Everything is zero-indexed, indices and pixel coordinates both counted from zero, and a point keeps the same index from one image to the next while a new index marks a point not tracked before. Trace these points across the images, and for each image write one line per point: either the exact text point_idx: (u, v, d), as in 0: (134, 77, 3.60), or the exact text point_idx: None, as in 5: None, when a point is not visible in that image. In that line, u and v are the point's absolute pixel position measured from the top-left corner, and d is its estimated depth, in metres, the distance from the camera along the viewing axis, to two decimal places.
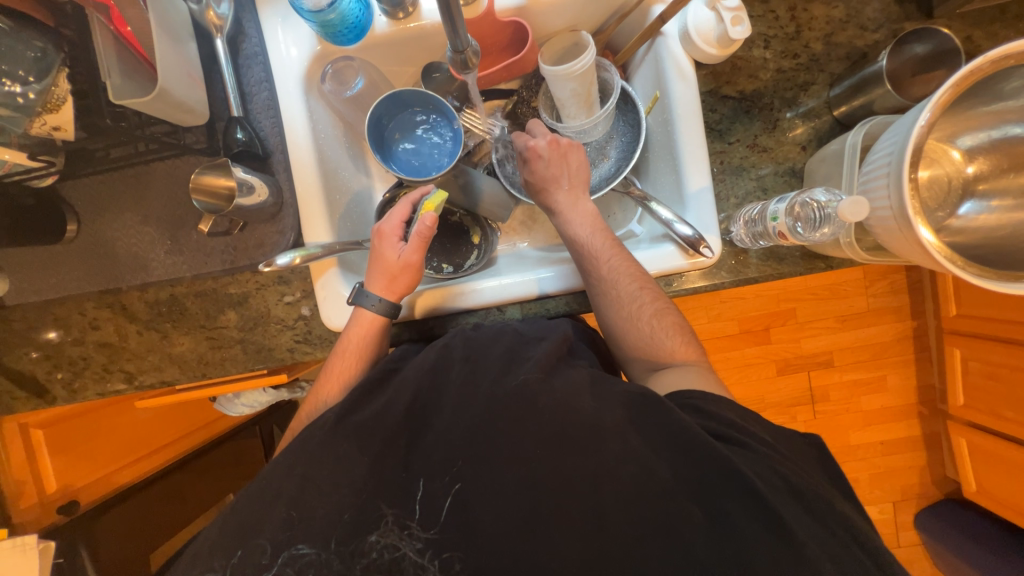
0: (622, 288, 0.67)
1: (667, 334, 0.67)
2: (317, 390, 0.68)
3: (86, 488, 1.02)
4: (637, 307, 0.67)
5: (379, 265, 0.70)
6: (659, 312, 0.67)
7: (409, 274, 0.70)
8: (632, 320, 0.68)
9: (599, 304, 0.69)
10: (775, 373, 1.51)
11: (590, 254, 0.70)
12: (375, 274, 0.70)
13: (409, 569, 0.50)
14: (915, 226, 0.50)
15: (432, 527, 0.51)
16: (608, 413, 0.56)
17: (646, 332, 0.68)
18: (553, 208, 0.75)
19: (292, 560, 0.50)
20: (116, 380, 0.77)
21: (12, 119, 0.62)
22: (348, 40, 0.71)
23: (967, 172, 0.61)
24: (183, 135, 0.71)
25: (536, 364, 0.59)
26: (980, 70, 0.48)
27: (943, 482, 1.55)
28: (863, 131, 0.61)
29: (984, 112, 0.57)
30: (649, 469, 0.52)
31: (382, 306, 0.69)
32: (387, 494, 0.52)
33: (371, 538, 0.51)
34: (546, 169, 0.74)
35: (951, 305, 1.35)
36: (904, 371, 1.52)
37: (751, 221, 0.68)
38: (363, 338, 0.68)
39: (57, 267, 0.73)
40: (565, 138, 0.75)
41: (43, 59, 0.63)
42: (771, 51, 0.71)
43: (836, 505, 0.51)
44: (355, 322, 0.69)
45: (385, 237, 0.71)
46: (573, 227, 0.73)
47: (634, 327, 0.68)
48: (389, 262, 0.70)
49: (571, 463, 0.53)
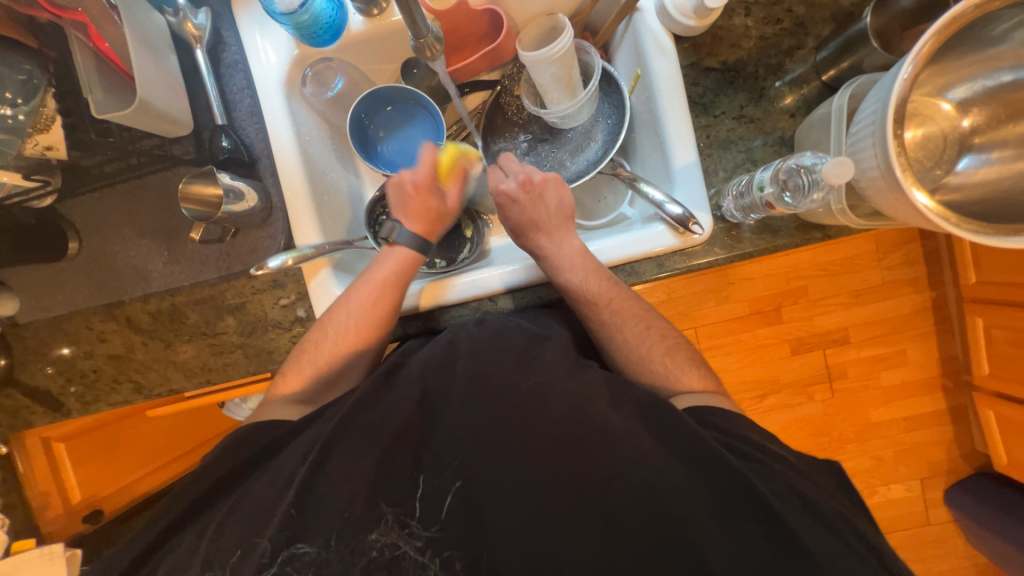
0: (627, 331, 0.68)
1: (682, 370, 0.65)
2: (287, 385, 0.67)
3: (108, 499, 1.08)
4: (647, 348, 0.67)
5: (416, 215, 0.76)
6: (671, 348, 0.67)
7: (449, 221, 0.80)
8: (644, 362, 0.67)
9: (609, 349, 0.70)
10: (789, 352, 1.48)
11: (588, 300, 0.68)
12: (410, 219, 0.76)
13: (409, 569, 0.49)
14: (905, 187, 0.48)
15: (432, 526, 0.51)
16: (621, 417, 0.56)
17: (660, 371, 0.66)
18: (540, 254, 0.72)
19: (292, 560, 0.48)
20: (126, 391, 0.79)
21: (7, 141, 0.66)
22: (324, 41, 0.71)
23: (962, 126, 0.58)
24: (171, 147, 0.73)
25: (546, 366, 0.60)
26: (964, 15, 0.46)
27: (972, 456, 1.49)
28: (848, 93, 0.59)
29: (975, 63, 0.55)
30: (659, 473, 0.51)
31: (417, 243, 0.74)
32: (387, 492, 0.52)
33: (371, 537, 0.50)
34: (524, 219, 0.74)
35: (970, 272, 1.30)
36: (924, 343, 1.47)
37: (740, 194, 0.66)
38: (337, 356, 0.68)
39: (65, 284, 0.76)
40: (539, 175, 0.75)
41: (30, 81, 0.67)
42: (752, 18, 0.69)
43: (851, 518, 0.50)
44: (333, 342, 0.68)
45: (423, 195, 0.76)
46: (563, 273, 0.70)
47: (647, 367, 0.67)
48: (434, 209, 0.77)
49: (573, 458, 0.52)
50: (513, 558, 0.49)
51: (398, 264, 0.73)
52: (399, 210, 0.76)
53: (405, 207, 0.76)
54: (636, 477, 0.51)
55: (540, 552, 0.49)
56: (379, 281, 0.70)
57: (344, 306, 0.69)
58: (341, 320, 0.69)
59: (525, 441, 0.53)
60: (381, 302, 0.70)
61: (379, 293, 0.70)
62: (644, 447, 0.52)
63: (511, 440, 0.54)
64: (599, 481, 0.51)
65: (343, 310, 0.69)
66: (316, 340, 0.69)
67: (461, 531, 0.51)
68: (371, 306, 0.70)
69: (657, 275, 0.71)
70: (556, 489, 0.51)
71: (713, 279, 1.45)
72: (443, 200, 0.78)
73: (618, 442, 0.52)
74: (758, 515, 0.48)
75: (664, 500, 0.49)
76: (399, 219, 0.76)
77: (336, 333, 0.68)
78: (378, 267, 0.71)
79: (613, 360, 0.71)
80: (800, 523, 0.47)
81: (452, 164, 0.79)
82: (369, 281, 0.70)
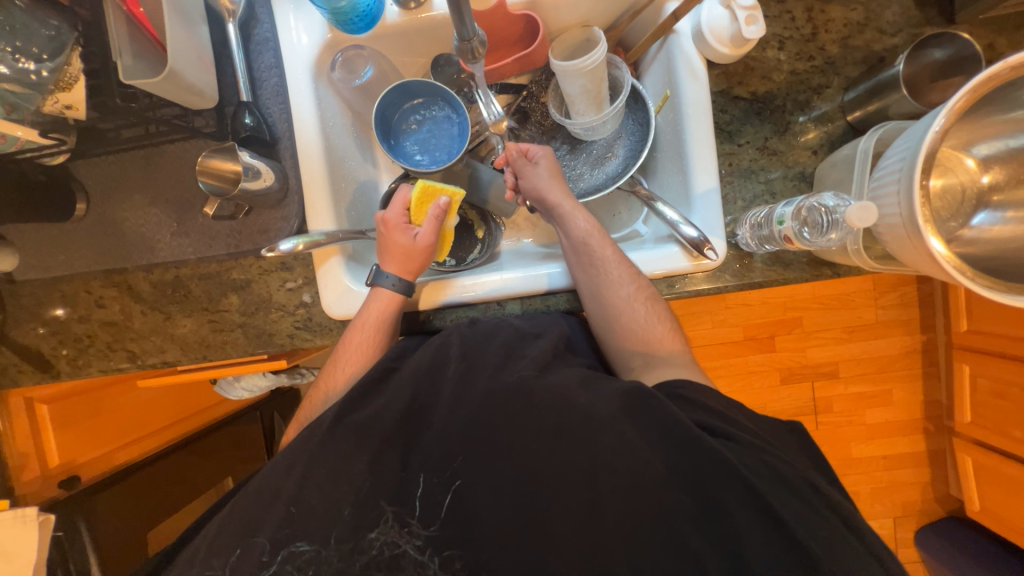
0: (621, 271, 0.67)
1: (660, 322, 0.66)
2: (311, 398, 0.68)
3: (88, 465, 1.04)
4: (637, 293, 0.66)
5: (391, 250, 0.71)
6: (653, 299, 0.67)
7: (428, 257, 0.72)
8: (629, 304, 0.66)
9: (595, 287, 0.68)
10: (778, 382, 1.50)
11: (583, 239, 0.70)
12: (387, 257, 0.71)
13: (408, 567, 0.49)
14: (925, 235, 0.49)
15: (432, 524, 0.50)
16: None
17: (641, 318, 0.66)
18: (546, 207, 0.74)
19: (291, 558, 0.49)
20: (119, 359, 0.78)
21: (26, 96, 0.64)
22: (359, 28, 0.71)
23: (982, 181, 0.60)
24: (193, 118, 0.72)
25: (531, 361, 0.59)
26: (998, 76, 0.47)
27: (947, 499, 1.52)
28: (875, 137, 0.60)
29: (1001, 121, 0.56)
30: (653, 468, 0.50)
31: (401, 285, 0.69)
32: (387, 492, 0.51)
33: (371, 535, 0.50)
34: (543, 171, 0.74)
35: (962, 320, 1.32)
36: (912, 385, 1.49)
37: (757, 225, 0.67)
38: (349, 375, 0.66)
39: (66, 245, 0.74)
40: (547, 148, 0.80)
41: (57, 37, 0.64)
42: (785, 53, 0.70)
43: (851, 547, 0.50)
44: (333, 364, 0.68)
45: (392, 225, 0.71)
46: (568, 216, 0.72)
47: (633, 316, 0.66)
48: (405, 248, 0.71)
49: (567, 453, 0.51)
50: (506, 548, 0.49)
51: (379, 310, 0.69)
52: (379, 251, 0.72)
53: (382, 249, 0.71)
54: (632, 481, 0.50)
55: (529, 538, 0.49)
56: (363, 330, 0.68)
57: (335, 365, 0.68)
58: (335, 375, 0.67)
59: (524, 446, 0.52)
60: (369, 355, 0.67)
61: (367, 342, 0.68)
62: None
63: (512, 440, 0.52)
64: (597, 485, 0.50)
65: (337, 365, 0.68)
66: (316, 396, 0.67)
67: (462, 530, 0.50)
68: (360, 360, 0.67)
69: (666, 294, 0.72)
70: (560, 493, 0.50)
71: (710, 302, 1.46)
72: (413, 237, 0.71)
73: (600, 428, 0.52)
74: (771, 542, 0.45)
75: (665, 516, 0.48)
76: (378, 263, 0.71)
77: (331, 387, 0.66)
78: (361, 316, 0.69)
79: (591, 300, 0.68)
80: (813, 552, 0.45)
81: (423, 199, 0.73)
82: (354, 334, 0.68)
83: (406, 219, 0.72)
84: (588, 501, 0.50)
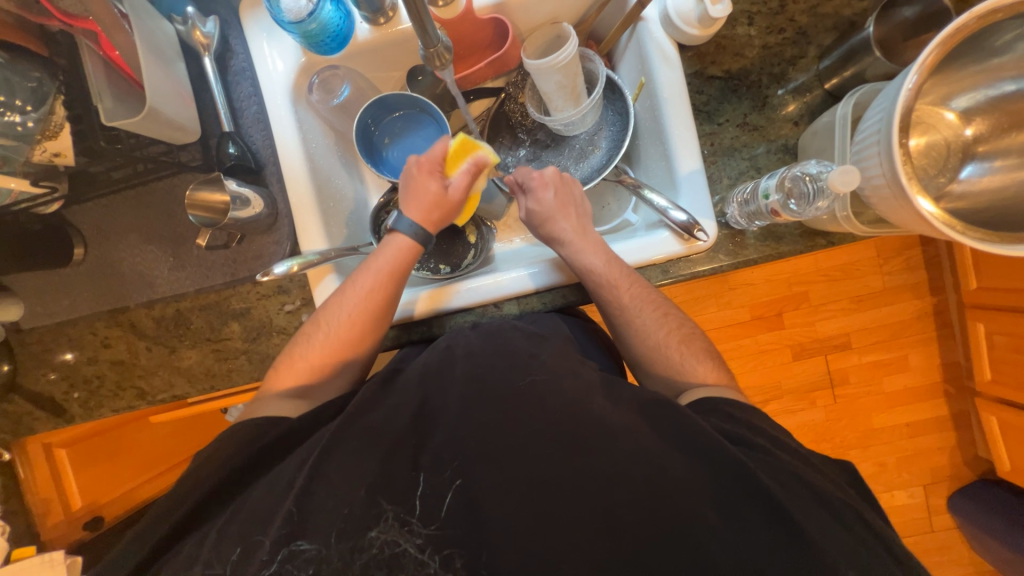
0: (646, 316, 0.67)
1: (697, 359, 0.65)
2: (303, 345, 0.67)
3: (109, 505, 1.09)
4: (665, 334, 0.66)
5: (419, 197, 0.72)
6: (688, 338, 0.67)
7: (452, 212, 0.74)
8: (659, 348, 0.66)
9: (624, 334, 0.69)
10: (791, 358, 1.48)
11: (607, 285, 0.67)
12: (413, 203, 0.72)
13: (409, 567, 0.48)
14: (910, 195, 0.48)
15: (432, 523, 0.50)
16: (617, 409, 0.55)
17: (675, 359, 0.65)
18: (561, 245, 0.71)
19: (292, 557, 0.48)
20: (130, 398, 0.78)
21: (15, 148, 0.67)
22: (331, 49, 0.72)
23: (966, 135, 0.59)
24: (178, 153, 0.74)
25: (543, 364, 0.60)
26: (967, 27, 0.46)
27: (976, 462, 1.49)
28: (852, 101, 0.60)
29: (978, 72, 0.55)
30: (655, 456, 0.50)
31: (421, 235, 0.72)
32: (387, 490, 0.51)
33: (371, 534, 0.49)
34: (556, 209, 0.72)
35: (971, 278, 1.30)
36: (927, 348, 1.47)
37: (744, 201, 0.67)
38: (355, 327, 0.67)
39: (69, 290, 0.76)
40: (555, 170, 0.76)
41: (39, 88, 0.68)
42: (755, 28, 0.70)
43: (864, 513, 0.50)
44: (337, 308, 0.68)
45: (426, 173, 0.72)
46: (586, 258, 0.69)
47: (665, 353, 0.66)
48: (434, 198, 0.72)
49: (571, 447, 0.51)
50: (514, 548, 0.49)
51: (396, 256, 0.70)
52: (404, 197, 0.73)
53: (409, 194, 0.73)
54: (638, 469, 0.50)
55: (542, 536, 0.49)
56: (375, 276, 0.69)
57: (340, 301, 0.68)
58: (337, 319, 0.67)
59: (529, 442, 0.52)
60: (375, 309, 0.68)
61: (370, 290, 0.68)
62: (645, 440, 0.52)
63: (514, 439, 0.52)
64: (602, 479, 0.50)
65: (340, 307, 0.68)
66: (311, 337, 0.68)
67: (461, 530, 0.50)
68: (365, 312, 0.68)
69: (662, 281, 0.72)
70: (566, 488, 0.50)
71: (712, 285, 1.45)
72: (445, 188, 0.73)
73: (619, 439, 0.52)
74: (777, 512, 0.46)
75: (669, 494, 0.49)
76: (401, 209, 0.73)
77: (330, 329, 0.67)
78: (376, 261, 0.70)
79: (625, 344, 0.70)
80: (814, 524, 0.46)
81: (461, 154, 0.74)
82: (368, 277, 0.68)
83: (441, 169, 0.73)
84: (595, 492, 0.50)
